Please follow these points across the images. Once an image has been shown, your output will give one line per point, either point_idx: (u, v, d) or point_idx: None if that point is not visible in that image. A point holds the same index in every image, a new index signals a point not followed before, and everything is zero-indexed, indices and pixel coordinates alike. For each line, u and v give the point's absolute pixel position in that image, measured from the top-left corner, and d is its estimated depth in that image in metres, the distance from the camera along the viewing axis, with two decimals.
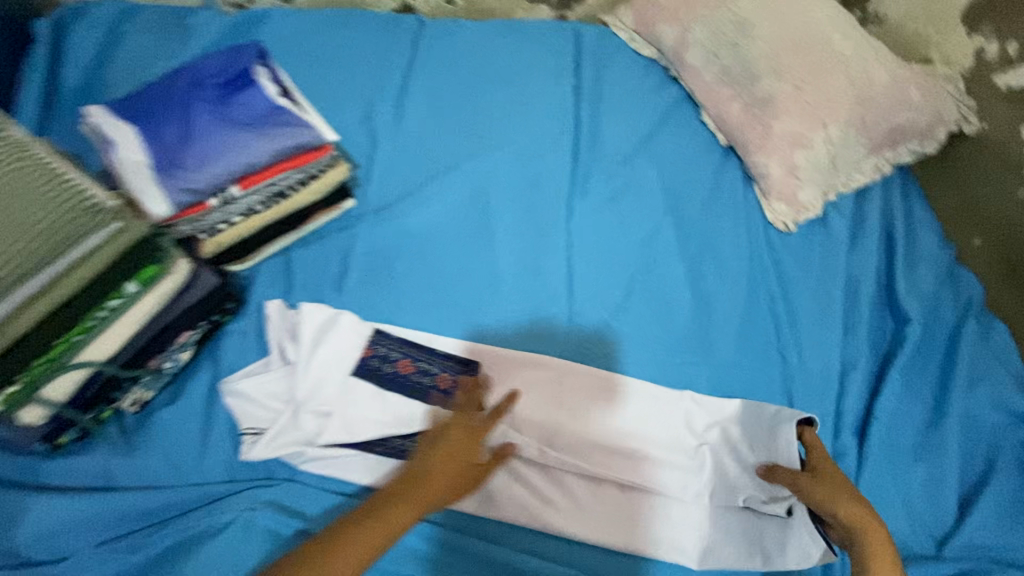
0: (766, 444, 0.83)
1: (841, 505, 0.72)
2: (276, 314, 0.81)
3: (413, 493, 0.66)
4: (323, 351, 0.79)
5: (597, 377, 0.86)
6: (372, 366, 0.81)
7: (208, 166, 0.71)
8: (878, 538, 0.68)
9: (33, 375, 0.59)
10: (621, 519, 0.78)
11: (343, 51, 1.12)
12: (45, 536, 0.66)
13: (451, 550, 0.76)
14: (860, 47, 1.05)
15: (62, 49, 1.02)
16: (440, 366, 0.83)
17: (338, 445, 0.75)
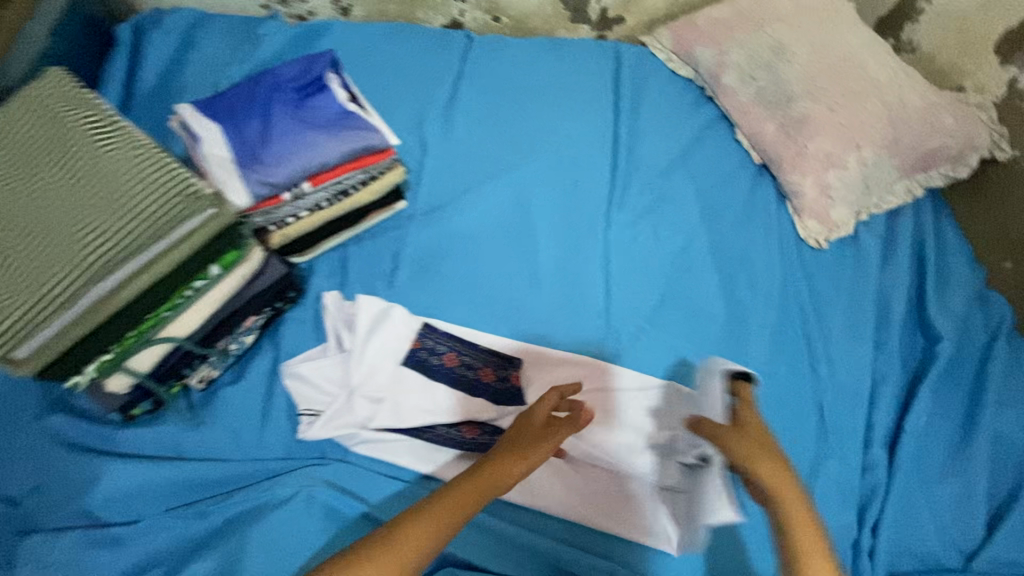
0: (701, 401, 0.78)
1: (764, 464, 0.63)
2: (333, 305, 0.86)
3: (481, 476, 0.67)
4: (376, 341, 0.83)
5: (587, 366, 0.88)
6: (421, 358, 0.85)
7: (285, 163, 0.76)
8: (797, 506, 0.60)
9: (124, 346, 0.66)
10: (608, 503, 0.80)
11: (396, 62, 1.18)
12: (118, 499, 0.71)
13: (489, 535, 0.78)
14: (894, 74, 1.09)
15: (140, 52, 1.09)
16: (483, 361, 0.87)
17: (389, 430, 0.78)
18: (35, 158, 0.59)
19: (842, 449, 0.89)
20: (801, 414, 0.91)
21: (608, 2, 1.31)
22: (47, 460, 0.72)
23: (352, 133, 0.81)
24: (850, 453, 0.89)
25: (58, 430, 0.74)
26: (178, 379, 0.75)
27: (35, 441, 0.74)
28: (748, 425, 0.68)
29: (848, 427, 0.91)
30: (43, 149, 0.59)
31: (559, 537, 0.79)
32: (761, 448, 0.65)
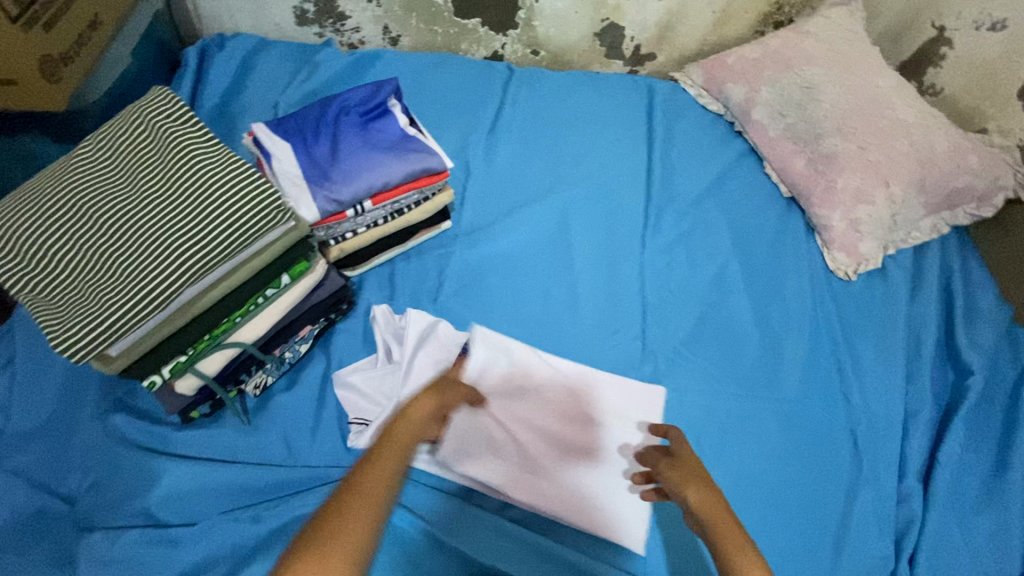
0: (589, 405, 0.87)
1: (689, 484, 0.66)
2: (382, 317, 0.89)
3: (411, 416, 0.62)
4: (423, 352, 0.86)
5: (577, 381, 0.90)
6: (468, 370, 0.87)
7: (351, 182, 0.80)
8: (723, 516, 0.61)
9: (199, 348, 0.69)
10: (589, 508, 0.78)
11: (441, 90, 1.24)
12: (174, 499, 0.73)
13: (506, 535, 0.75)
14: (922, 115, 1.12)
15: (204, 75, 1.17)
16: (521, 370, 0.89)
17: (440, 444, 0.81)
18: (141, 168, 0.64)
19: (877, 479, 0.89)
20: (834, 442, 0.92)
21: (642, 39, 1.36)
22: (108, 459, 0.75)
23: (412, 155, 0.85)
24: (885, 484, 0.89)
25: (119, 429, 0.77)
26: (237, 384, 0.78)
27: (96, 439, 0.76)
28: (682, 454, 0.72)
29: (881, 457, 0.91)
30: (149, 161, 0.64)
31: (593, 554, 0.76)
32: (687, 470, 0.69)
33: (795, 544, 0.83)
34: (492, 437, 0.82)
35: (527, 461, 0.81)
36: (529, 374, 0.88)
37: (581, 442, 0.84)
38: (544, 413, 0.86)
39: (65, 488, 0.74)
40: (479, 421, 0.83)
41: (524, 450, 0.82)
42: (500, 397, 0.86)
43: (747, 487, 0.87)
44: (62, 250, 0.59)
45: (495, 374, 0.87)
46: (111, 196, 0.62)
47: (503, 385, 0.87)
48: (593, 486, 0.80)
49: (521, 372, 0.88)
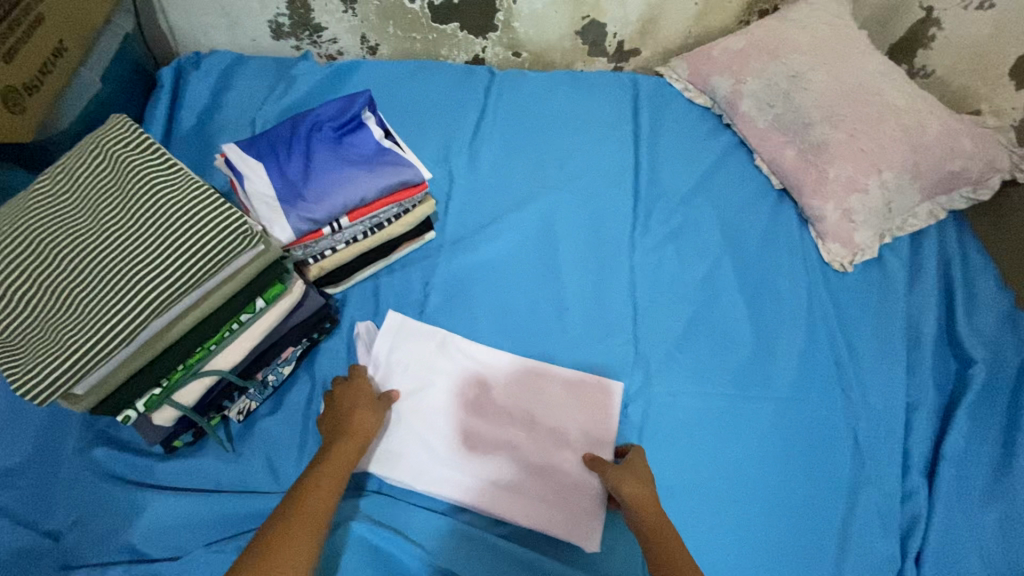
0: (579, 412, 0.86)
1: (635, 486, 0.73)
2: (365, 333, 0.89)
3: (336, 457, 0.70)
4: (404, 370, 0.87)
5: (564, 387, 0.88)
6: (449, 385, 0.87)
7: (325, 200, 0.78)
8: (654, 515, 0.69)
9: (174, 379, 0.68)
10: (585, 518, 0.77)
11: (421, 98, 1.23)
12: (159, 532, 0.71)
13: (500, 554, 0.74)
14: (913, 99, 1.09)
15: (181, 95, 1.16)
16: (501, 381, 0.88)
17: (427, 461, 0.81)
18: (101, 200, 0.63)
19: (879, 477, 0.87)
20: (835, 439, 0.90)
21: (625, 34, 1.34)
22: (90, 494, 0.74)
23: (388, 168, 0.83)
24: (889, 481, 0.86)
25: (101, 463, 0.76)
26: (219, 411, 0.76)
27: (78, 474, 0.75)
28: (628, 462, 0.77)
29: (884, 454, 0.88)
30: (108, 193, 0.63)
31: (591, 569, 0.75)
32: (631, 472, 0.75)
33: (797, 549, 0.81)
34: (416, 440, 0.82)
35: (514, 476, 0.80)
36: (510, 383, 0.88)
37: (519, 439, 0.83)
38: (464, 412, 0.85)
39: (49, 525, 0.73)
40: (401, 425, 0.83)
41: (450, 449, 0.82)
42: (417, 400, 0.85)
43: (747, 491, 0.85)
44: (21, 288, 0.58)
45: (409, 377, 0.87)
46: (71, 232, 0.61)
47: (417, 387, 0.86)
48: (573, 487, 0.79)
49: (436, 371, 0.88)
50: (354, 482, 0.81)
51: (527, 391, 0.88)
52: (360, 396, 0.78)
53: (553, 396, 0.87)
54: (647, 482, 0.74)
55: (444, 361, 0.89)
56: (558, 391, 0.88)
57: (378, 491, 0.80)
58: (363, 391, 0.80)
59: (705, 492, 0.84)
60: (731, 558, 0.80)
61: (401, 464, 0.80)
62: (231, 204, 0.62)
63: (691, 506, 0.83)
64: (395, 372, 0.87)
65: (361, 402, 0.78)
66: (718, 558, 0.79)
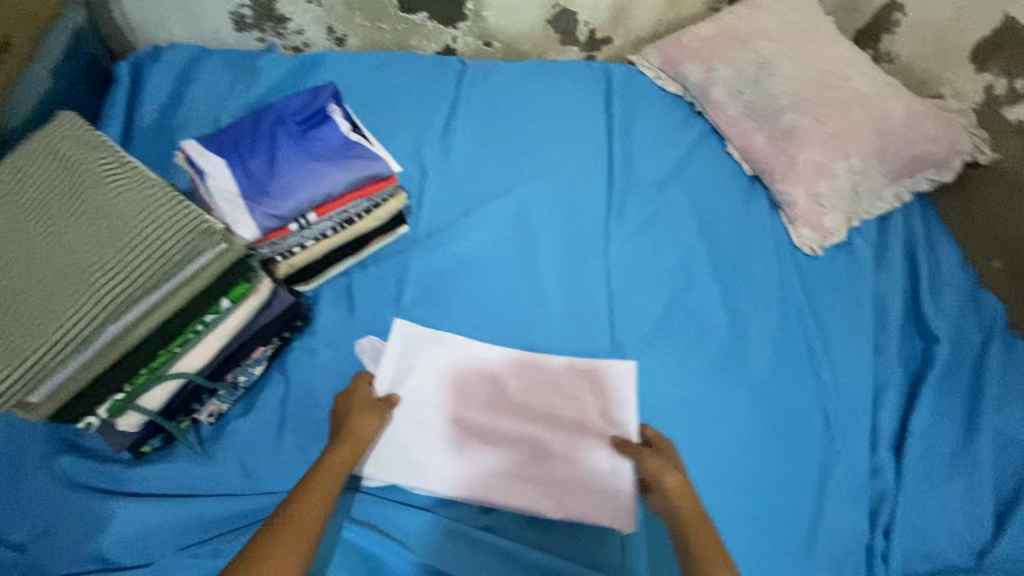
0: (595, 400, 0.85)
1: (674, 475, 0.70)
2: (369, 346, 0.87)
3: (332, 464, 0.68)
4: (414, 377, 0.85)
5: (576, 377, 0.86)
6: (461, 387, 0.85)
7: (290, 197, 0.79)
8: (695, 507, 0.66)
9: (138, 384, 0.68)
10: (617, 507, 0.76)
11: (391, 89, 1.20)
12: (130, 540, 0.70)
13: (477, 546, 0.75)
14: (877, 84, 1.11)
15: (140, 90, 1.13)
16: (513, 377, 0.87)
17: (451, 464, 0.80)
18: (55, 206, 0.63)
19: (850, 455, 0.89)
20: (807, 420, 0.91)
21: (596, 23, 1.33)
22: (55, 504, 0.72)
23: (355, 162, 0.83)
24: (858, 458, 0.89)
25: (66, 471, 0.74)
26: (189, 414, 0.76)
27: (42, 484, 0.73)
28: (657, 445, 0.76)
29: (854, 432, 0.91)
30: (61, 197, 0.63)
31: (575, 556, 0.75)
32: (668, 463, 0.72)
33: (772, 528, 0.83)
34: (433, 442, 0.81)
35: (539, 474, 0.79)
36: (523, 378, 0.87)
37: (538, 434, 0.82)
38: (480, 411, 0.84)
39: (14, 538, 0.71)
40: (414, 427, 0.82)
41: (468, 450, 0.81)
42: (431, 402, 0.84)
43: (723, 474, 0.86)
44: None
45: (420, 378, 0.85)
46: (26, 238, 0.61)
47: (430, 388, 0.85)
48: (600, 476, 0.79)
49: (448, 371, 0.86)
50: None
51: (545, 386, 0.86)
52: (356, 401, 0.77)
53: (567, 385, 0.86)
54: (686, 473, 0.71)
55: (455, 360, 0.87)
56: (571, 381, 0.86)
57: (363, 489, 0.79)
58: (361, 396, 0.78)
59: None
60: None
61: (385, 463, 0.79)
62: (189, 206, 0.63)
63: None
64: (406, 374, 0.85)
65: (359, 407, 0.76)
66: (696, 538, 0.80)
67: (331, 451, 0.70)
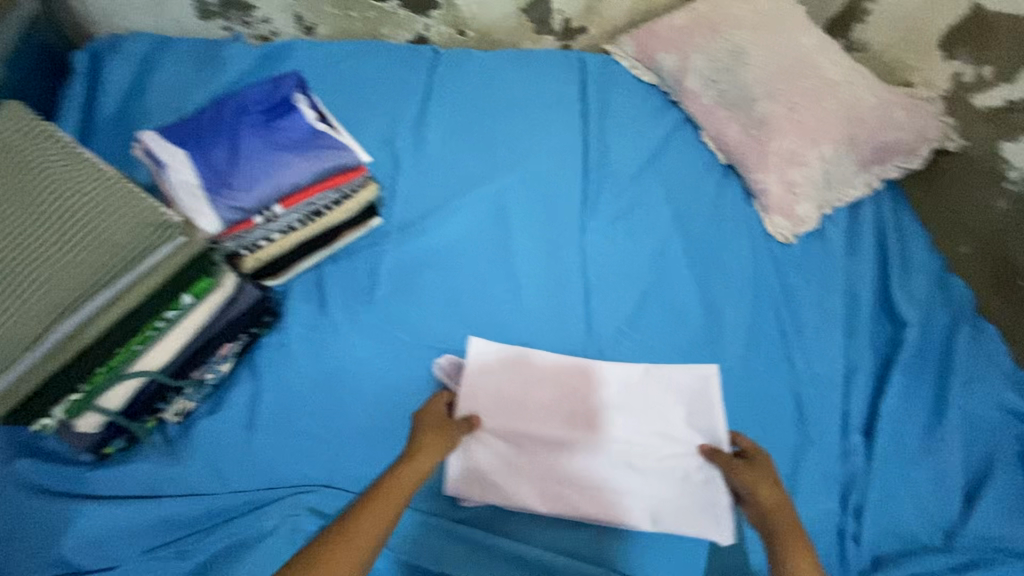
0: (675, 407, 0.83)
1: (770, 489, 0.68)
2: (450, 363, 0.85)
3: (405, 476, 0.65)
4: (499, 393, 0.83)
5: (653, 385, 0.85)
6: (544, 400, 0.84)
7: (254, 187, 0.78)
8: (790, 516, 0.65)
9: (94, 383, 0.65)
10: (703, 514, 0.76)
11: (362, 79, 1.18)
12: (93, 543, 0.68)
13: (459, 539, 0.75)
14: (847, 73, 1.12)
15: (99, 80, 1.09)
16: (593, 388, 0.85)
17: (547, 480, 0.79)
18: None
19: (822, 439, 0.90)
20: (779, 406, 0.93)
21: (571, 12, 1.32)
22: (12, 508, 0.69)
23: (321, 153, 0.83)
24: (830, 441, 0.90)
25: (23, 475, 0.71)
26: (154, 414, 0.74)
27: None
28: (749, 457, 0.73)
29: (825, 416, 0.92)
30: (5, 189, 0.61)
31: (553, 546, 0.76)
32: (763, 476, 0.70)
33: None
34: (510, 457, 0.80)
35: (626, 485, 0.79)
36: (605, 388, 0.85)
37: (621, 444, 0.82)
38: (557, 423, 0.83)
39: None
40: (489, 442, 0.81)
41: (545, 464, 0.80)
42: (507, 416, 0.82)
43: None
44: None
45: (491, 392, 0.83)
46: None
47: (501, 402, 0.83)
48: (685, 483, 0.78)
49: (518, 383, 0.85)
50: (302, 475, 0.75)
51: (624, 394, 0.85)
52: (428, 420, 0.74)
53: (646, 392, 0.85)
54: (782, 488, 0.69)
55: (529, 373, 0.86)
56: (651, 388, 0.85)
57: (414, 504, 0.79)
58: (433, 416, 0.75)
59: None
60: None
61: (356, 459, 0.77)
62: (142, 197, 0.63)
63: None
64: (475, 389, 0.83)
65: (430, 427, 0.73)
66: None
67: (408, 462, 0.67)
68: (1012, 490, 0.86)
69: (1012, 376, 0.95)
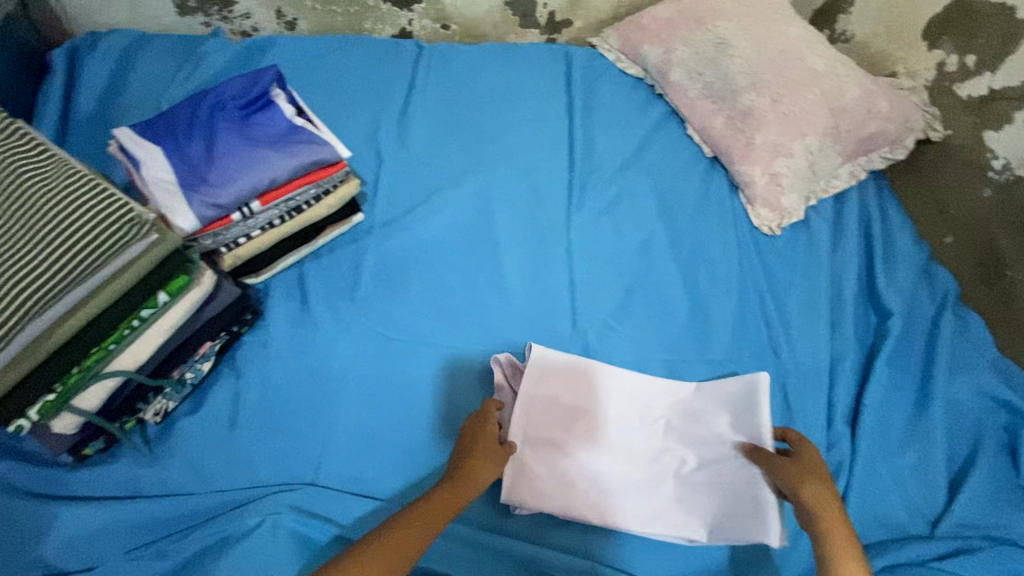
0: (721, 413, 0.82)
1: (816, 487, 0.69)
2: (506, 363, 0.83)
3: (460, 481, 0.68)
4: (556, 397, 0.82)
5: (698, 393, 0.85)
6: (598, 406, 0.83)
7: (231, 183, 0.76)
8: (839, 517, 0.66)
9: (68, 384, 0.65)
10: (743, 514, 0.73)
11: (344, 74, 1.17)
12: (70, 545, 0.68)
13: (456, 539, 0.74)
14: (831, 64, 1.12)
15: (76, 78, 1.07)
16: (644, 394, 0.85)
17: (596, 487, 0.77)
18: None
19: (807, 429, 0.90)
20: None
21: (555, 5, 1.31)
22: None
23: (301, 148, 0.81)
24: (815, 431, 0.90)
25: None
26: (133, 414, 0.74)
27: None
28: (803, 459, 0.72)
29: (811, 406, 0.92)
30: None
31: (545, 541, 0.75)
32: (810, 473, 0.70)
33: None
34: (563, 465, 0.78)
35: (666, 493, 0.78)
36: (656, 396, 0.85)
37: (665, 452, 0.81)
38: (596, 428, 0.81)
39: None
40: (541, 450, 0.79)
41: (599, 472, 0.78)
42: (560, 423, 0.81)
43: None
44: None
45: (545, 399, 0.81)
46: None
47: (552, 408, 0.81)
48: (727, 487, 0.76)
49: (569, 390, 0.83)
50: (284, 472, 0.75)
51: (672, 402, 0.85)
52: (482, 438, 0.72)
53: (691, 400, 0.84)
54: (831, 484, 0.69)
55: (584, 380, 0.84)
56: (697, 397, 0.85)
57: None
58: (489, 434, 0.73)
59: None
60: None
61: (340, 455, 0.77)
62: (111, 193, 0.62)
63: None
64: (529, 396, 0.81)
65: (482, 445, 0.72)
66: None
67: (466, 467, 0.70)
68: (997, 478, 0.86)
69: (997, 365, 0.95)
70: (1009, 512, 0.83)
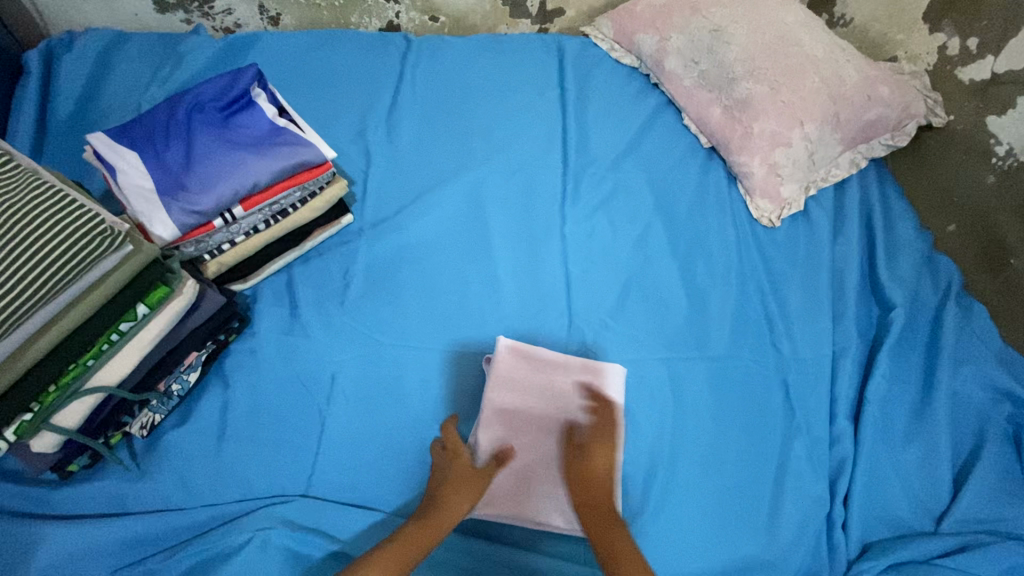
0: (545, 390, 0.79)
1: (591, 470, 0.71)
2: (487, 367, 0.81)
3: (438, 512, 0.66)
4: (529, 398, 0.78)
5: (576, 381, 0.79)
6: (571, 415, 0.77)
7: (210, 189, 0.73)
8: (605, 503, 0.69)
9: (48, 402, 0.64)
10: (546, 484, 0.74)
11: (331, 70, 1.14)
12: (56, 566, 0.66)
13: (448, 547, 0.72)
14: (830, 50, 1.09)
15: (52, 79, 1.04)
16: (597, 391, 0.78)
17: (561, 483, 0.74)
18: None
19: (809, 427, 0.88)
20: (765, 395, 0.90)
21: None
22: None
23: (283, 150, 0.79)
24: (817, 428, 0.88)
25: None
26: (119, 428, 0.72)
27: None
28: (588, 442, 0.73)
29: (813, 403, 0.89)
30: None
31: (537, 549, 0.74)
32: (589, 456, 0.72)
33: (730, 504, 0.81)
34: (548, 459, 0.75)
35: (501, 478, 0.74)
36: (571, 392, 0.78)
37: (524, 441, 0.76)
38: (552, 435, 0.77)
39: None
40: (525, 449, 0.76)
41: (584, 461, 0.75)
42: (526, 429, 0.76)
43: (692, 453, 0.84)
44: None
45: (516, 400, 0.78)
46: None
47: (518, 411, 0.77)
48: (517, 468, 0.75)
49: (547, 385, 0.79)
50: (275, 485, 0.73)
51: (544, 390, 0.79)
52: (454, 469, 0.69)
53: (557, 387, 0.79)
54: (609, 464, 0.71)
55: (554, 383, 0.79)
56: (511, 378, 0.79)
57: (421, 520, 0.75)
58: (462, 462, 0.70)
59: (637, 457, 0.83)
60: (672, 527, 0.79)
61: (331, 465, 0.75)
62: (80, 203, 0.59)
63: (626, 474, 0.82)
64: (503, 396, 0.77)
65: (455, 474, 0.69)
66: (669, 514, 0.80)
67: (439, 496, 0.67)
68: (1003, 472, 0.84)
69: (1001, 355, 0.93)
70: (1014, 505, 0.81)
